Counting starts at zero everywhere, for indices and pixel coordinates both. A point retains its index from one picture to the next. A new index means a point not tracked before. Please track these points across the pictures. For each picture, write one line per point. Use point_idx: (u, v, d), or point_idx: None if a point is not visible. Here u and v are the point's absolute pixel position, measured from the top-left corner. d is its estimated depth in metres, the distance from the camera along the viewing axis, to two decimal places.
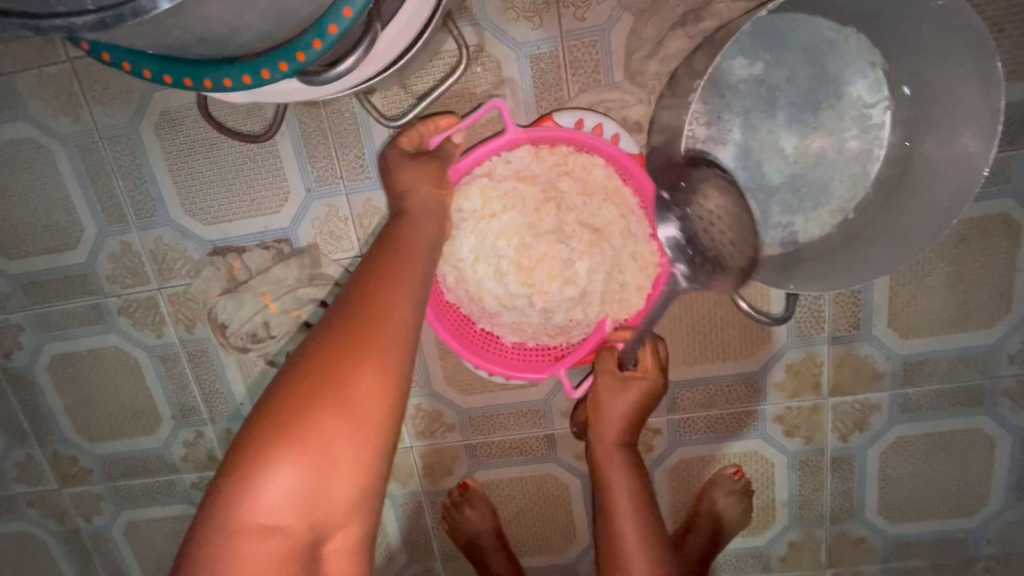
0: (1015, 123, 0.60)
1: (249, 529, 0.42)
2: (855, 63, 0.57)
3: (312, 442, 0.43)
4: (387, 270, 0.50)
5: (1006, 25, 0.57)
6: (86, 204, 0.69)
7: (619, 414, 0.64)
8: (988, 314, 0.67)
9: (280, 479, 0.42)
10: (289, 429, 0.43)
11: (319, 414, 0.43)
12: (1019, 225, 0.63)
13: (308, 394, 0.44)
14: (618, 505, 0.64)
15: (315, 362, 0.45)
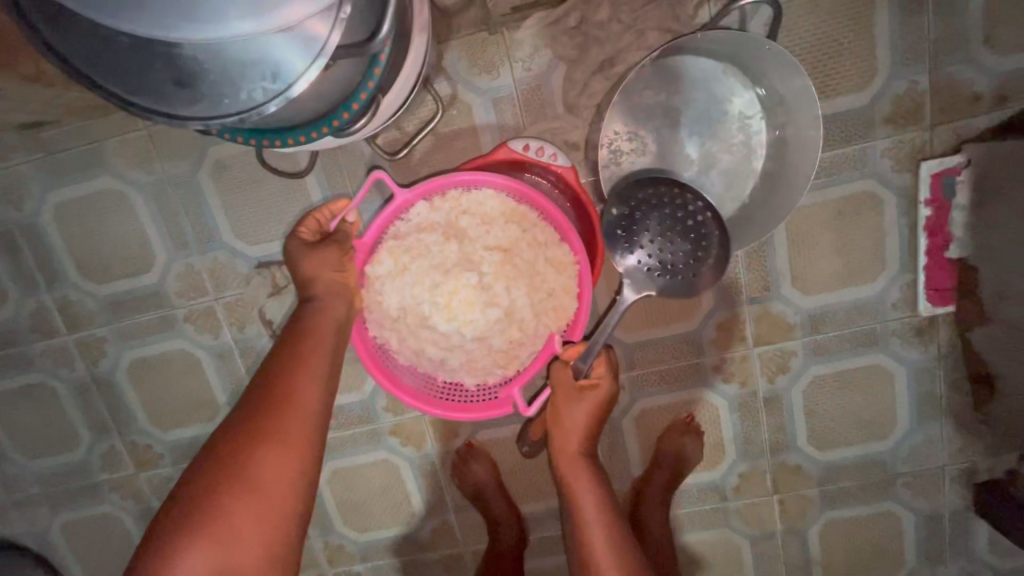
0: (864, 122, 0.79)
1: None
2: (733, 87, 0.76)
3: (224, 521, 0.62)
4: (279, 375, 0.71)
5: (845, 50, 0.77)
6: (158, 236, 0.89)
7: (579, 424, 0.82)
8: (869, 270, 0.85)
9: (194, 556, 0.60)
10: (204, 516, 0.61)
11: (225, 500, 0.62)
12: (881, 197, 0.82)
13: (218, 485, 0.63)
14: (584, 508, 0.80)
15: (232, 456, 0.65)
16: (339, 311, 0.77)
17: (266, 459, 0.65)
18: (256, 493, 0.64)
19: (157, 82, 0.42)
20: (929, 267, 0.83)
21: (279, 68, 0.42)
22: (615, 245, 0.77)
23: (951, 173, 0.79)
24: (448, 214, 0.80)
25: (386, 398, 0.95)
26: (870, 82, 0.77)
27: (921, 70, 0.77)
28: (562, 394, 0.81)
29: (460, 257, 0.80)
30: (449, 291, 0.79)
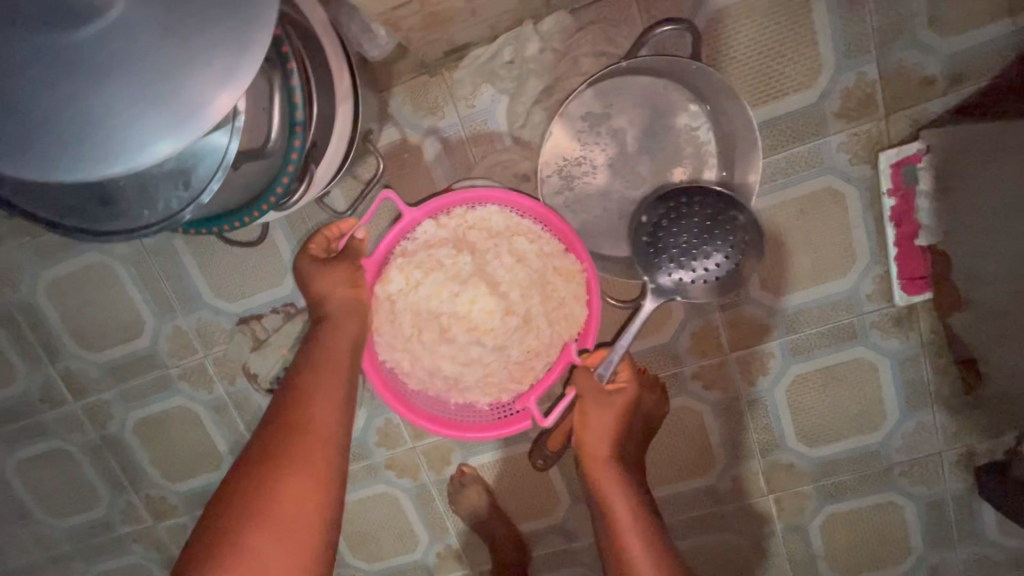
0: (816, 119, 0.77)
1: None
2: (676, 101, 0.76)
3: (253, 553, 0.60)
4: (300, 394, 0.70)
5: (787, 51, 0.75)
6: (143, 302, 0.93)
7: (604, 429, 0.80)
8: (840, 265, 0.84)
9: None
10: (230, 546, 0.60)
11: (257, 530, 0.61)
12: (843, 192, 0.80)
13: (247, 513, 0.62)
14: (619, 512, 0.78)
15: (251, 495, 0.63)
16: (351, 330, 0.75)
17: (289, 498, 0.63)
18: (278, 535, 0.61)
19: (84, 203, 0.45)
20: (899, 257, 0.82)
21: (189, 176, 0.44)
22: (645, 259, 0.75)
23: (911, 161, 0.77)
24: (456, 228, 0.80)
25: (378, 433, 0.98)
26: (818, 79, 0.76)
27: (868, 61, 0.75)
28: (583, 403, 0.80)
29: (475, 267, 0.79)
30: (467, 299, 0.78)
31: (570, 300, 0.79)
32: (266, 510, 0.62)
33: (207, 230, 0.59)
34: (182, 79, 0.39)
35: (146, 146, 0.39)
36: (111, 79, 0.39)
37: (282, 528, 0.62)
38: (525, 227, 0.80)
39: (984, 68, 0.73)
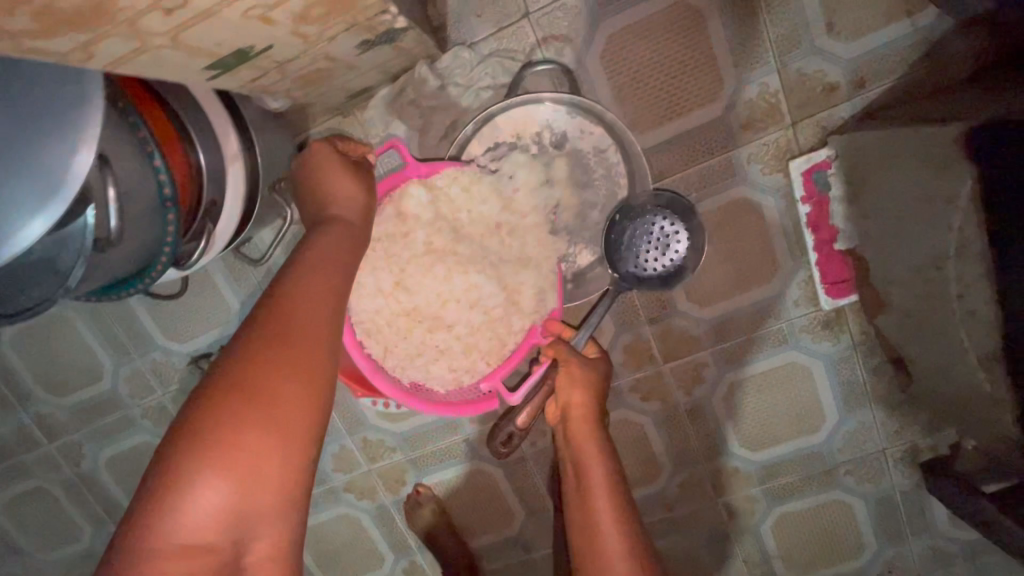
0: (723, 132, 0.78)
1: (173, 550, 0.44)
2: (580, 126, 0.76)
3: (240, 447, 0.46)
4: (302, 263, 0.53)
5: (686, 68, 0.76)
6: (101, 348, 0.98)
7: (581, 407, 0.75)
8: (763, 273, 0.84)
9: (208, 487, 0.44)
10: (207, 438, 0.45)
11: (244, 425, 0.46)
12: (759, 202, 0.81)
13: (235, 404, 0.46)
14: (596, 483, 0.71)
15: (219, 405, 0.46)
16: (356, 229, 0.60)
17: (275, 412, 0.47)
18: (269, 429, 0.47)
19: None
20: (820, 262, 0.82)
21: (55, 265, 0.46)
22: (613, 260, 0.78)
23: (821, 167, 0.77)
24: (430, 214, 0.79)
25: (334, 458, 1.02)
26: (720, 93, 0.76)
27: (768, 71, 0.75)
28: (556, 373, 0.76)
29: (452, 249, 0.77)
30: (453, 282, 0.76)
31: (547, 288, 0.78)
32: (249, 426, 0.46)
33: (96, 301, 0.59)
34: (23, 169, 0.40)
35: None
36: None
37: (267, 445, 0.47)
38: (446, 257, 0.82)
39: (887, 69, 0.73)
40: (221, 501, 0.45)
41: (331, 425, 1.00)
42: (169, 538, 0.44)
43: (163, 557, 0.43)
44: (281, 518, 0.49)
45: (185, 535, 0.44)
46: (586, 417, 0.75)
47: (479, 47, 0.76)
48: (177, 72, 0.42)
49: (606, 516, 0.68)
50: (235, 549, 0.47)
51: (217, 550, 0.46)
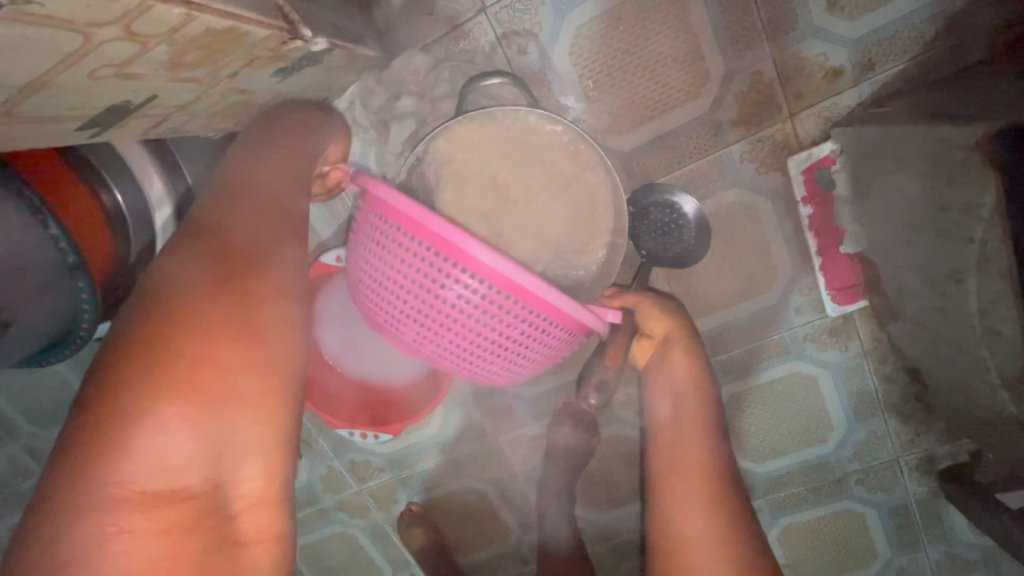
0: (712, 129, 0.70)
1: (128, 500, 0.38)
2: (549, 133, 0.66)
3: (205, 371, 0.42)
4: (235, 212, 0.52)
5: (667, 59, 0.67)
6: (78, 380, 0.96)
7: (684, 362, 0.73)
8: (760, 280, 0.77)
9: (167, 425, 0.40)
10: (167, 368, 0.41)
11: (217, 347, 0.44)
12: (753, 205, 0.73)
13: (198, 332, 0.43)
14: (690, 420, 0.70)
15: (180, 335, 0.42)
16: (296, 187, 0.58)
17: (242, 329, 0.46)
18: (237, 353, 0.45)
19: None
20: (825, 268, 0.74)
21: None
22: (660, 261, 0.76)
23: (823, 164, 0.69)
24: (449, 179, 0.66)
25: (322, 480, 1.00)
26: (706, 87, 0.68)
27: (762, 58, 0.66)
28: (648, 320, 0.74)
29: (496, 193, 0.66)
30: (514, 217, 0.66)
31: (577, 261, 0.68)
32: (224, 337, 0.44)
33: (37, 366, 0.55)
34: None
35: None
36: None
37: (241, 354, 0.45)
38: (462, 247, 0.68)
39: (898, 50, 0.63)
40: (177, 444, 0.40)
41: (317, 449, 0.97)
42: (129, 477, 0.38)
43: (109, 508, 0.37)
44: (257, 455, 0.45)
45: (146, 478, 0.38)
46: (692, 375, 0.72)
47: (433, 50, 0.68)
48: (40, 142, 0.37)
49: (693, 453, 0.67)
50: (212, 496, 0.42)
51: (188, 494, 0.41)
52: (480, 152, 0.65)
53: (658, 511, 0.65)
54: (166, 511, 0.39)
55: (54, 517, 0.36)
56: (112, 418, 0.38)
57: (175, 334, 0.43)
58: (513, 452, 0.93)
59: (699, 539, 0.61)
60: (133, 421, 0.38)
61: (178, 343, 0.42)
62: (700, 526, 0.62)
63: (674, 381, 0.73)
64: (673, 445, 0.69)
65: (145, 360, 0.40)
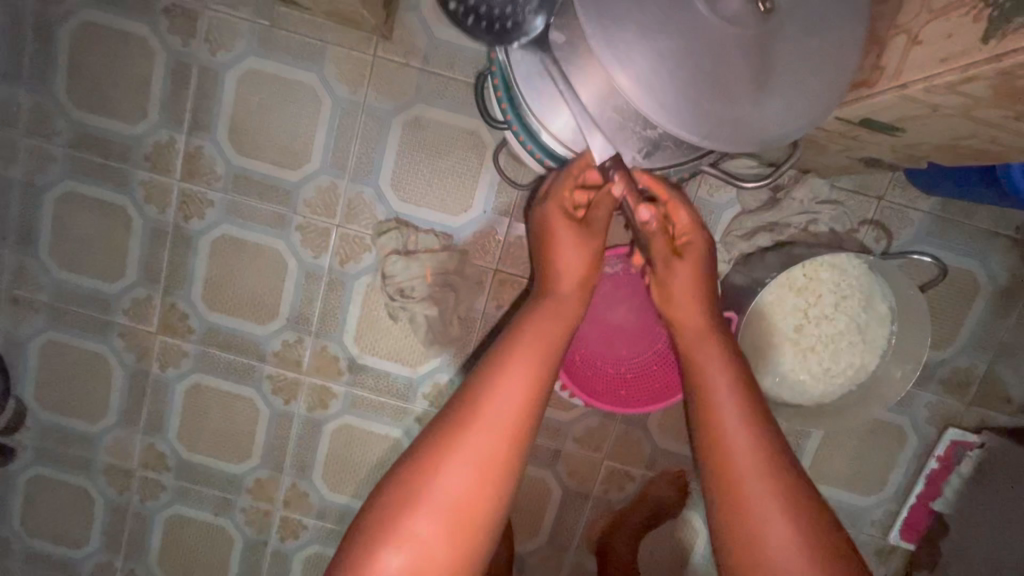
0: (924, 373, 0.94)
1: (389, 555, 0.52)
2: (877, 305, 0.84)
3: (453, 477, 0.53)
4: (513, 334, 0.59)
5: (941, 316, 0.92)
6: (322, 146, 0.91)
7: (688, 282, 0.68)
8: (870, 486, 0.98)
9: (423, 519, 0.52)
10: (445, 449, 0.54)
11: (455, 452, 0.54)
12: (906, 439, 0.96)
13: (444, 430, 0.55)
14: (715, 402, 0.61)
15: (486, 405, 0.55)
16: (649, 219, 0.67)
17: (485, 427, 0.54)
18: (465, 465, 0.53)
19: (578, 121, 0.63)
20: (912, 507, 0.98)
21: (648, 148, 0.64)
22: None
23: (964, 445, 0.95)
24: (811, 274, 0.83)
25: (432, 386, 0.98)
26: (947, 347, 0.93)
27: (981, 360, 0.93)
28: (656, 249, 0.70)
29: (827, 306, 0.84)
30: (820, 327, 0.84)
31: (821, 386, 0.86)
32: (472, 433, 0.54)
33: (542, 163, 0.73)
34: (715, 105, 0.49)
35: (608, 70, 0.47)
36: (665, 35, 0.48)
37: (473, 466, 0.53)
38: (775, 319, 0.84)
39: None
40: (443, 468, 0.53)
41: (459, 359, 0.97)
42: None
43: None
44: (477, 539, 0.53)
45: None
46: (694, 288, 0.68)
47: (837, 189, 0.88)
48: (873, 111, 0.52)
49: (732, 436, 0.59)
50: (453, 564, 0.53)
51: (437, 561, 0.52)
52: (841, 283, 0.83)
53: (712, 469, 0.60)
54: (459, 538, 0.53)
55: (367, 530, 0.53)
56: (388, 523, 0.52)
57: (444, 423, 0.56)
58: (604, 480, 1.00)
59: (786, 536, 0.54)
60: (405, 525, 0.52)
61: (444, 423, 0.56)
62: (753, 461, 0.58)
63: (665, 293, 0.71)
64: (702, 389, 0.63)
65: (428, 461, 0.54)
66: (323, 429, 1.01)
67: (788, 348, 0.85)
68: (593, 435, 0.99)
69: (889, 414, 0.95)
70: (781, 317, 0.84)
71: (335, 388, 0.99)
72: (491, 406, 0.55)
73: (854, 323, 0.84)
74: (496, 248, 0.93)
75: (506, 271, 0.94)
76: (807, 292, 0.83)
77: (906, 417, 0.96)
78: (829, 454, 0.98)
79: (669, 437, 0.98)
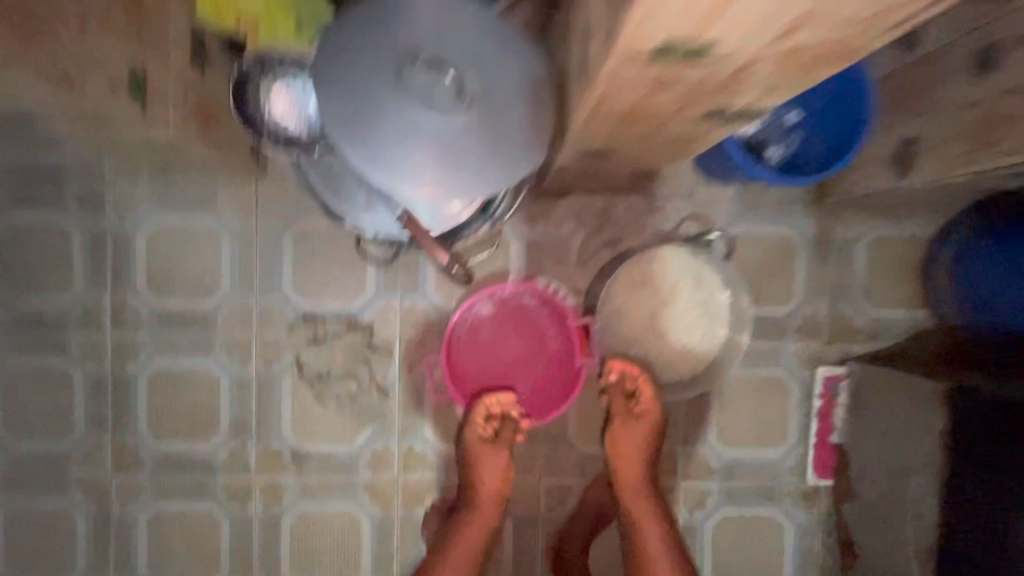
0: (781, 327, 1.08)
1: None
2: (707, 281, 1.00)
3: None
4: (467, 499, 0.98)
5: (777, 276, 1.08)
6: (228, 273, 1.07)
7: (631, 449, 0.97)
8: (775, 438, 1.10)
9: None
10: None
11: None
12: (788, 386, 1.09)
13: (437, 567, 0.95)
14: (643, 526, 0.94)
15: (455, 544, 0.96)
16: (635, 430, 0.97)
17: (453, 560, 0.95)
18: None
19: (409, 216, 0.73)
20: (816, 446, 1.09)
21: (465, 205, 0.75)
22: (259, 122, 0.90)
23: (836, 379, 1.08)
24: (647, 272, 0.99)
25: (371, 455, 1.08)
26: (791, 300, 1.08)
27: (823, 303, 1.09)
28: (621, 420, 0.98)
29: (668, 293, 1.00)
30: (668, 311, 1.00)
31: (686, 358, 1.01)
32: (453, 563, 0.95)
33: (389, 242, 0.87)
34: (472, 168, 0.64)
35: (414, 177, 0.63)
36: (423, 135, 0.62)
37: None
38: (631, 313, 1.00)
39: (890, 334, 1.09)
40: None
41: (388, 423, 1.08)
42: None
43: None
44: None
45: None
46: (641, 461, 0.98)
47: (655, 198, 1.06)
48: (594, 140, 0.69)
49: (657, 558, 0.93)
50: None
51: None
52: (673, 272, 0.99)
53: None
54: None
55: None
56: None
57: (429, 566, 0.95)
58: (546, 498, 1.09)
59: None
60: None
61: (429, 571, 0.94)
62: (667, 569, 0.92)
63: (616, 449, 0.99)
64: (637, 520, 0.95)
65: None
66: (282, 524, 1.09)
67: (649, 335, 1.00)
68: (524, 459, 1.09)
69: (766, 369, 1.09)
70: (635, 313, 1.00)
71: (285, 481, 1.09)
72: (461, 540, 0.96)
73: (693, 301, 1.00)
74: (394, 317, 1.07)
75: (409, 335, 1.07)
76: (649, 286, 1.00)
77: (781, 368, 1.09)
78: (731, 418, 1.10)
79: (591, 443, 1.09)
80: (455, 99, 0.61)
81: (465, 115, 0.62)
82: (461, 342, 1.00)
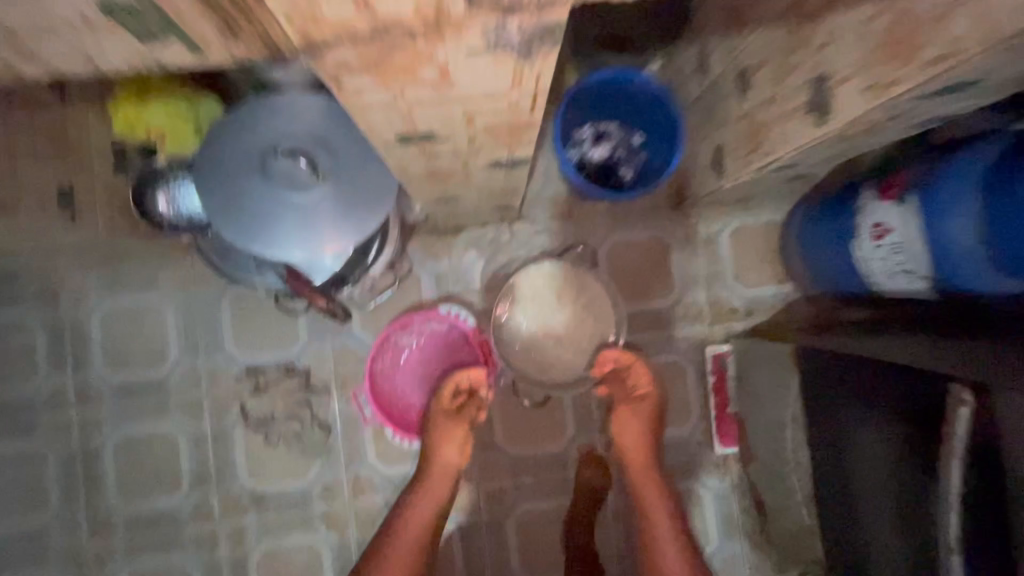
0: (669, 318, 1.23)
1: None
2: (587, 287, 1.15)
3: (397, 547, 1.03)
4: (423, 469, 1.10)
5: (657, 275, 1.23)
6: (176, 341, 1.20)
7: (634, 433, 1.11)
8: (681, 416, 1.23)
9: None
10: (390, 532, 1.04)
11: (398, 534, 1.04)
12: (685, 369, 1.23)
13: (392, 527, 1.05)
14: (651, 498, 1.07)
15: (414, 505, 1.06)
16: (637, 413, 1.12)
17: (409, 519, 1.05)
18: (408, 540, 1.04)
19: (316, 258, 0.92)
20: (718, 419, 1.22)
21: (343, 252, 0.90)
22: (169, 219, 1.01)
23: (725, 356, 1.22)
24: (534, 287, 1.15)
25: (322, 486, 1.20)
26: (673, 293, 1.23)
27: (703, 291, 1.24)
28: (621, 405, 1.13)
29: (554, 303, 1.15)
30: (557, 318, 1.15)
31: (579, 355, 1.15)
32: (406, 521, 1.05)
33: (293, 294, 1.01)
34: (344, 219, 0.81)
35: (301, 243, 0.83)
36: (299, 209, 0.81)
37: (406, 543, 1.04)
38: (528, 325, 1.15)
39: (765, 310, 1.23)
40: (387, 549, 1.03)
41: (334, 455, 1.20)
42: None
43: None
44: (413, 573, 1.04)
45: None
46: (643, 442, 1.11)
47: (540, 222, 1.22)
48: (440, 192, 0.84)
49: (657, 521, 1.06)
50: None
51: None
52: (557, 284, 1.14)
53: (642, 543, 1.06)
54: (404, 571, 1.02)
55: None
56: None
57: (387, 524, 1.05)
58: (485, 503, 1.20)
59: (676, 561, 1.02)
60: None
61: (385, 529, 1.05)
62: (671, 532, 1.04)
63: (618, 431, 1.12)
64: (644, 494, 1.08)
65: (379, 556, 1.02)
66: (249, 563, 1.19)
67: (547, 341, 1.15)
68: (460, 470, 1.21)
69: (661, 357, 1.23)
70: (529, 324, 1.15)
71: (247, 522, 1.20)
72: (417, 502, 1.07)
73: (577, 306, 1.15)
74: (328, 359, 1.20)
75: (343, 373, 1.20)
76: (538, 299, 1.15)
77: (676, 354, 1.23)
78: None
79: (517, 446, 1.21)
80: (311, 175, 0.79)
81: (323, 185, 0.79)
82: (381, 372, 1.16)
